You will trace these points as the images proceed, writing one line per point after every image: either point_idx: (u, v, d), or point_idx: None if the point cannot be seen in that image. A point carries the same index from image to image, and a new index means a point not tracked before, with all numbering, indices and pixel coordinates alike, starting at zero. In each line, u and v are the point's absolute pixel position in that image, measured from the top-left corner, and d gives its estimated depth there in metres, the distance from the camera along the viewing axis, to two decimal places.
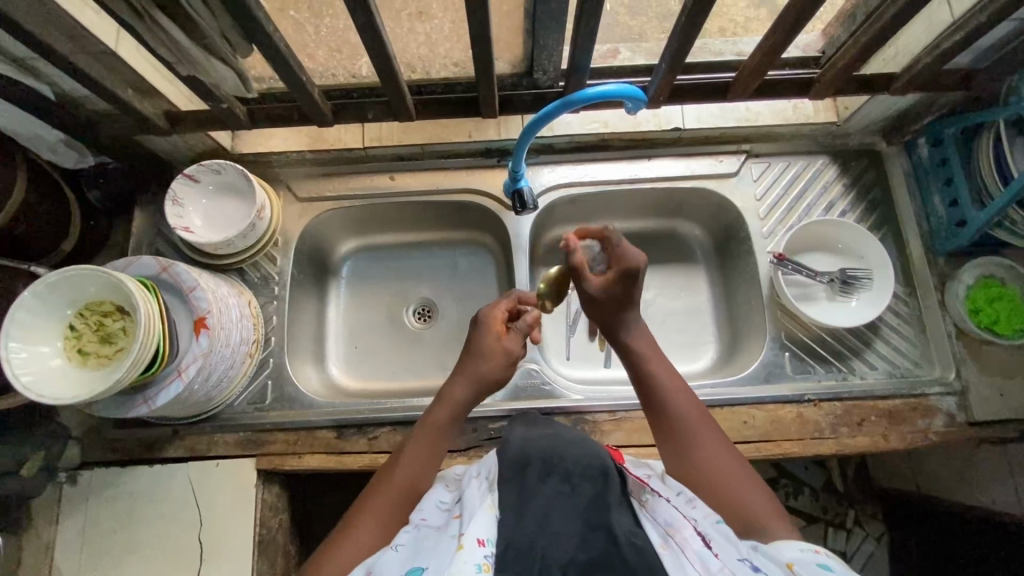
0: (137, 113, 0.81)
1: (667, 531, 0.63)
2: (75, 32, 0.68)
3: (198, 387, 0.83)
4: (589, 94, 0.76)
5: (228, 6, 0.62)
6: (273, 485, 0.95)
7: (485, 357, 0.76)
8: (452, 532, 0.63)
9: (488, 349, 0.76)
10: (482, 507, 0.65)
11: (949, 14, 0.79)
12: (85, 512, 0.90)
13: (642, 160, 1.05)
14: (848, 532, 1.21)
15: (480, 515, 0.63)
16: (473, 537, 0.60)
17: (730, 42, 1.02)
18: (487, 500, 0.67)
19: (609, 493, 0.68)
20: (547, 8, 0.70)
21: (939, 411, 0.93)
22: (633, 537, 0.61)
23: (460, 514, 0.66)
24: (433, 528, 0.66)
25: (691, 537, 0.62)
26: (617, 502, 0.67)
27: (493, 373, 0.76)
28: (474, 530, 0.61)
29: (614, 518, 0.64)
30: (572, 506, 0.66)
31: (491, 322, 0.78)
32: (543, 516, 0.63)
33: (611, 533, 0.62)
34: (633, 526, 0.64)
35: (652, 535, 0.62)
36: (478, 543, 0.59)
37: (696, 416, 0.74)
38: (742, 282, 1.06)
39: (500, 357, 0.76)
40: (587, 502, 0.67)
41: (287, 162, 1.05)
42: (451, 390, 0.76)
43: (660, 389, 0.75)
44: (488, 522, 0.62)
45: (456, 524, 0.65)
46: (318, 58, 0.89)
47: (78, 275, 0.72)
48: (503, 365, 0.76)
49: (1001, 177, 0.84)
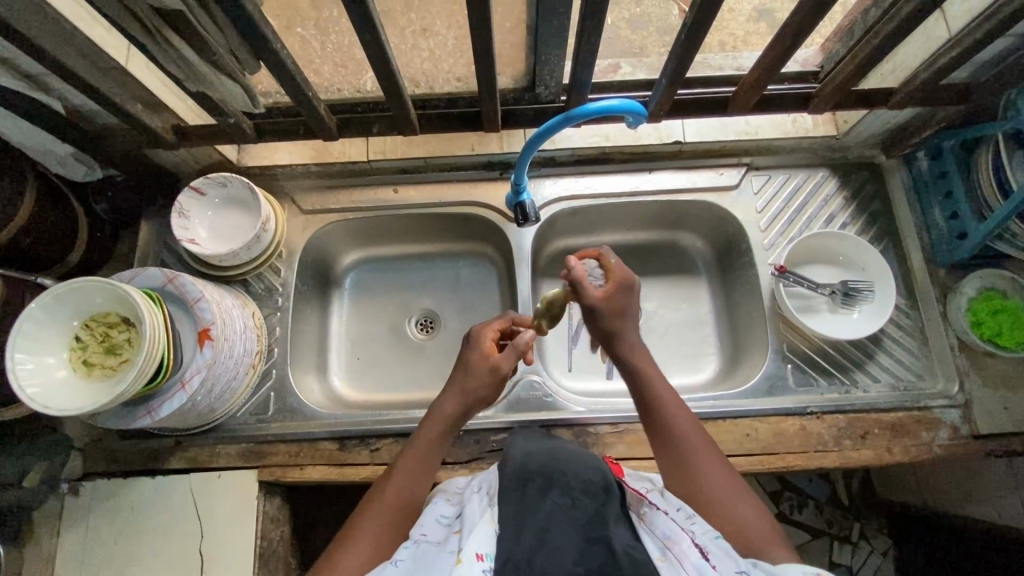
0: (145, 127, 0.82)
1: (665, 543, 0.64)
2: (87, 49, 0.70)
3: (201, 398, 0.83)
4: (590, 109, 0.77)
5: (238, 25, 0.63)
6: (275, 497, 0.95)
7: (474, 371, 0.77)
8: (450, 547, 0.65)
9: (475, 364, 0.78)
10: (482, 521, 0.66)
11: (945, 31, 0.80)
12: (86, 523, 0.90)
13: (643, 173, 1.06)
14: (854, 546, 1.21)
15: (479, 529, 0.65)
16: (471, 551, 0.62)
17: (729, 58, 1.05)
18: (487, 514, 0.68)
19: (608, 507, 0.68)
20: (549, 25, 0.71)
21: (943, 424, 0.93)
22: (631, 550, 0.62)
23: (459, 528, 0.68)
24: (433, 542, 0.67)
25: (689, 549, 0.61)
26: (615, 516, 0.67)
27: (481, 387, 0.77)
28: (473, 544, 0.63)
29: (614, 533, 0.64)
30: (571, 519, 0.66)
31: (481, 338, 0.79)
32: (542, 531, 0.64)
33: (609, 546, 0.62)
34: (632, 540, 0.64)
35: (651, 548, 0.63)
36: (477, 558, 0.61)
37: (699, 440, 0.72)
38: (743, 294, 1.06)
39: (489, 372, 0.77)
40: (588, 515, 0.67)
41: (292, 175, 1.06)
42: (440, 405, 0.77)
43: (664, 409, 0.74)
44: (488, 536, 0.64)
45: (455, 539, 0.66)
46: (324, 73, 0.91)
47: (84, 287, 0.73)
48: (491, 380, 0.77)
49: (999, 189, 0.85)
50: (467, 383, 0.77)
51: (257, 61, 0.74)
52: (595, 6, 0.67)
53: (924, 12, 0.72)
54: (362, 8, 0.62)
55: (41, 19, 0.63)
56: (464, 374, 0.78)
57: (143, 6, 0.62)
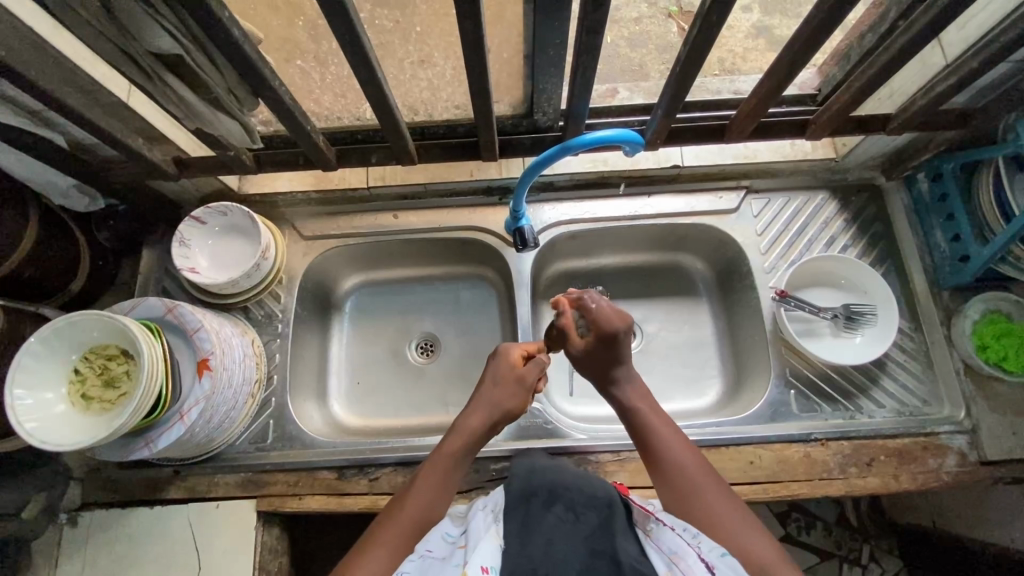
0: (146, 160, 0.83)
1: (671, 559, 0.60)
2: (90, 87, 0.71)
3: (199, 429, 0.83)
4: (588, 138, 0.78)
5: (236, 66, 0.64)
6: (273, 527, 0.94)
7: (501, 385, 0.79)
8: (455, 561, 0.61)
9: (503, 379, 0.79)
10: (487, 536, 0.63)
11: (942, 58, 0.80)
12: (84, 555, 0.90)
13: (642, 197, 1.06)
14: (863, 568, 1.18)
15: (484, 543, 0.61)
16: (476, 564, 0.58)
17: (727, 81, 1.05)
18: (492, 529, 0.64)
19: (614, 521, 0.67)
20: (546, 56, 0.72)
21: (950, 451, 0.91)
22: (637, 563, 0.60)
23: (465, 543, 0.64)
24: (437, 559, 0.64)
25: (695, 565, 0.59)
26: (622, 529, 0.66)
27: (509, 402, 0.78)
28: (478, 558, 0.59)
29: (619, 545, 0.62)
30: (576, 532, 0.65)
31: (508, 355, 0.81)
32: (548, 543, 0.63)
33: (614, 560, 0.60)
34: (639, 554, 0.62)
35: (656, 564, 0.60)
36: (482, 571, 0.57)
37: (690, 460, 0.73)
38: (744, 318, 1.05)
39: (515, 385, 0.79)
40: (592, 529, 0.66)
41: (293, 202, 1.07)
42: (466, 420, 0.77)
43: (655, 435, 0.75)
44: (493, 551, 0.61)
45: (459, 553, 0.62)
46: (324, 103, 0.94)
47: (84, 320, 0.73)
48: (516, 393, 0.79)
49: (1001, 213, 0.84)
50: (490, 397, 0.78)
51: (255, 97, 0.75)
52: (590, 42, 0.68)
53: (918, 44, 0.71)
54: (357, 47, 0.63)
55: (42, 59, 0.64)
56: (487, 390, 0.79)
57: (141, 50, 0.63)
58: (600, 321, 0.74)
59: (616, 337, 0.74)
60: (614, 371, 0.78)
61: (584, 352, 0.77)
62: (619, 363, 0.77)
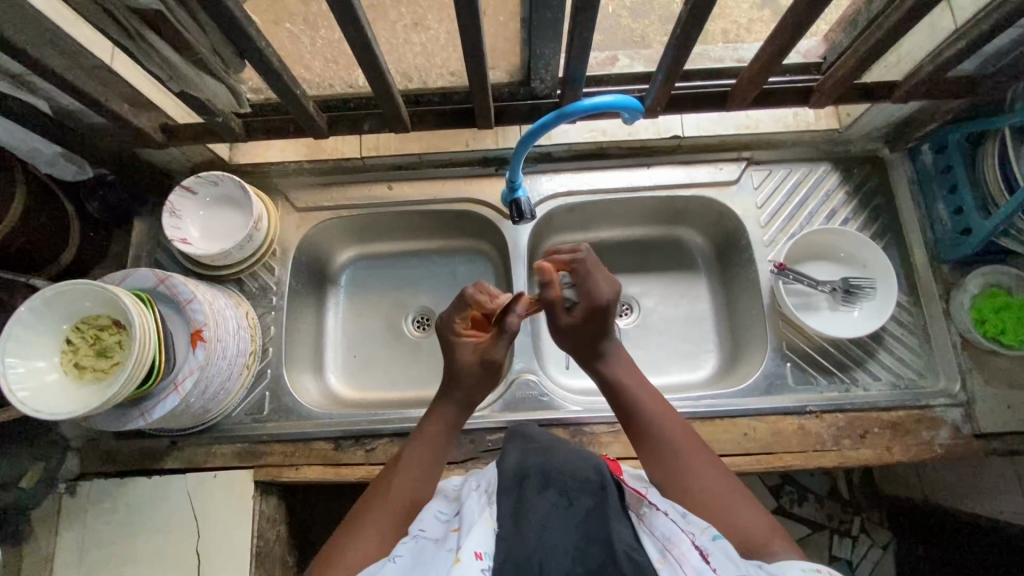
0: (132, 127, 0.82)
1: (665, 545, 0.60)
2: (72, 49, 0.69)
3: (194, 400, 0.83)
4: (586, 104, 0.75)
5: (220, 23, 0.61)
6: (271, 497, 0.95)
7: (462, 371, 0.75)
8: (448, 546, 0.61)
9: (465, 367, 0.75)
10: (481, 519, 0.63)
11: (952, 22, 0.78)
12: (84, 522, 0.91)
13: (642, 169, 1.04)
14: (854, 539, 1.20)
15: (478, 528, 0.62)
16: (470, 550, 0.59)
17: (730, 49, 1.03)
18: (486, 512, 0.65)
19: (608, 503, 0.65)
20: (543, 17, 0.69)
21: (944, 423, 0.92)
22: (631, 550, 0.59)
23: (458, 526, 0.64)
24: (431, 540, 0.63)
25: (689, 552, 0.59)
26: (616, 512, 0.64)
27: (477, 386, 0.75)
28: (472, 542, 0.60)
29: (614, 530, 0.61)
30: (570, 515, 0.64)
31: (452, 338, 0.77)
32: (541, 529, 0.62)
33: (609, 544, 0.60)
34: (633, 539, 0.61)
35: (650, 550, 0.60)
36: (475, 557, 0.58)
37: (681, 438, 0.72)
38: (744, 290, 1.04)
39: (475, 369, 0.74)
40: (585, 513, 0.65)
41: (286, 173, 1.05)
42: (443, 401, 0.76)
43: (642, 409, 0.74)
44: (487, 534, 0.61)
45: (453, 536, 0.63)
46: (315, 68, 0.91)
47: (72, 289, 0.72)
48: (484, 379, 0.76)
49: (1006, 184, 0.83)
50: (468, 384, 0.75)
51: (240, 58, 0.73)
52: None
53: (926, 5, 0.69)
54: (345, 4, 0.60)
55: (21, 17, 0.62)
56: (457, 373, 0.75)
57: (120, 6, 0.61)
58: (593, 291, 0.76)
59: (608, 305, 0.76)
60: (602, 345, 0.78)
61: (570, 325, 0.77)
62: (606, 336, 0.78)
